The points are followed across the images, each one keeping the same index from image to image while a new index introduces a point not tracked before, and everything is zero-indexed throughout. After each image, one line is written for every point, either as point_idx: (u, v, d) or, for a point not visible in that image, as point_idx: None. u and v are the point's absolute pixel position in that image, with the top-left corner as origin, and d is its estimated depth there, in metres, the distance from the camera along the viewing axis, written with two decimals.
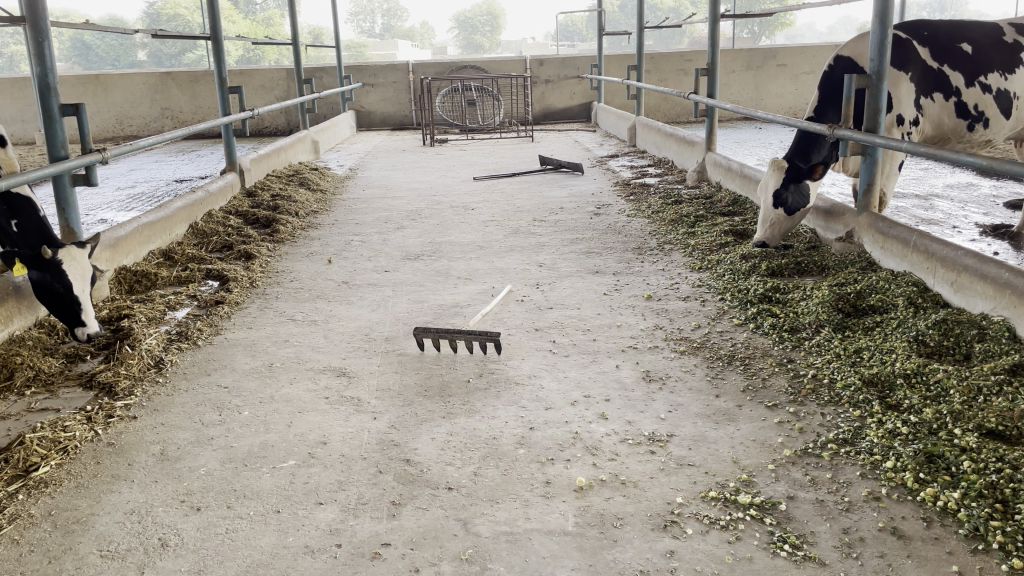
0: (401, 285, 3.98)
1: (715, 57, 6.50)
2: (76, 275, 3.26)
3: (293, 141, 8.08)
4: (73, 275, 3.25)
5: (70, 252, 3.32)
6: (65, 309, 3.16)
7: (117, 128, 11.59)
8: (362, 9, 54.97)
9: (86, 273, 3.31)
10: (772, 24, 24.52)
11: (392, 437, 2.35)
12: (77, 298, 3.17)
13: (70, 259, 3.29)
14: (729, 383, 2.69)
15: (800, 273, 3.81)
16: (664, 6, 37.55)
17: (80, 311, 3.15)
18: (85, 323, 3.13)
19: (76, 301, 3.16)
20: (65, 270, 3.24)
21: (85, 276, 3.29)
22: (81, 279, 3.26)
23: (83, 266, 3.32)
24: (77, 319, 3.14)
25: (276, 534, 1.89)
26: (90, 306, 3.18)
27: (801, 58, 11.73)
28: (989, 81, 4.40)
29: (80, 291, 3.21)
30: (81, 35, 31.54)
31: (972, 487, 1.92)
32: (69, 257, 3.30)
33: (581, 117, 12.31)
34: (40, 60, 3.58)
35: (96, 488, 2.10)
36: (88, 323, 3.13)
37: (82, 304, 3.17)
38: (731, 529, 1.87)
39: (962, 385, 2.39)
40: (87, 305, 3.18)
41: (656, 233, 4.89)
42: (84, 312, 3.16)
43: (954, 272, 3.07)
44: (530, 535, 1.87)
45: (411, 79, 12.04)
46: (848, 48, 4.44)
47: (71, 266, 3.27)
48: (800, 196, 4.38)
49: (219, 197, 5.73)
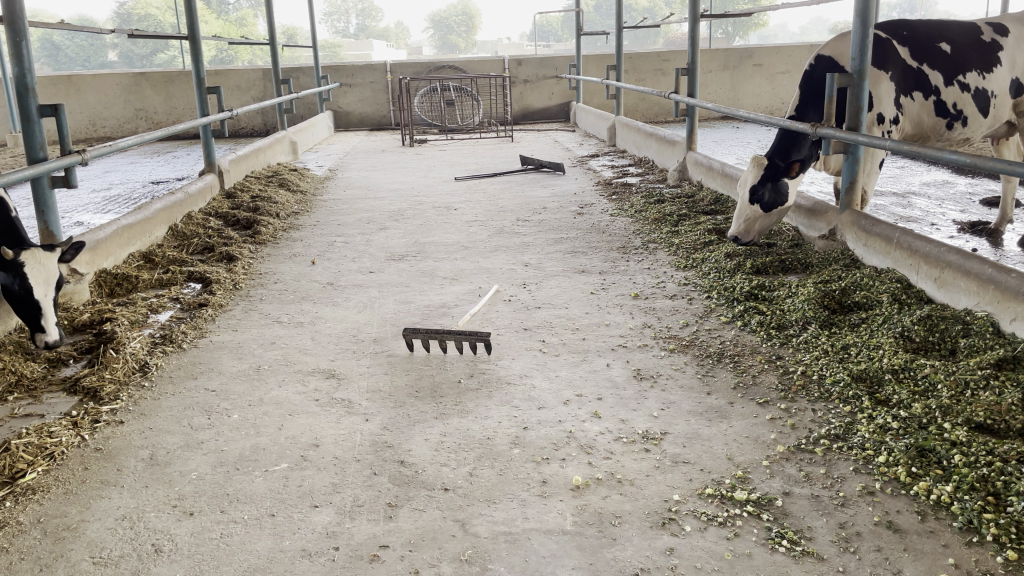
0: (387, 286, 3.95)
1: (696, 57, 6.52)
2: (38, 280, 3.15)
3: (272, 142, 8.01)
4: (35, 280, 3.14)
5: (36, 256, 3.21)
6: (27, 314, 3.08)
7: (90, 130, 11.41)
8: (336, 10, 54.77)
9: (51, 278, 3.20)
10: (745, 25, 24.70)
11: (385, 439, 2.33)
12: (38, 302, 3.08)
13: (34, 262, 3.18)
14: (720, 380, 2.70)
15: (784, 271, 3.84)
16: (639, 6, 37.81)
17: (40, 315, 3.07)
18: (45, 329, 3.04)
19: (36, 305, 3.08)
20: (27, 273, 3.14)
21: (49, 281, 3.17)
22: (44, 284, 3.15)
23: (48, 270, 3.21)
24: (37, 325, 3.05)
25: (272, 538, 1.86)
26: (52, 313, 3.10)
27: (777, 57, 11.83)
28: (967, 80, 4.46)
29: (42, 296, 3.11)
30: (50, 35, 31.05)
31: (963, 480, 1.94)
32: (33, 261, 3.18)
33: (559, 117, 12.33)
34: (19, 61, 3.51)
35: (86, 494, 2.06)
36: (49, 330, 3.04)
37: (43, 309, 3.08)
38: (728, 526, 1.88)
39: (950, 379, 2.43)
40: (48, 311, 3.09)
41: (640, 232, 4.91)
42: (45, 316, 3.07)
43: (937, 268, 3.11)
44: (530, 535, 1.86)
45: (389, 79, 11.98)
46: (828, 48, 4.48)
47: (33, 270, 3.16)
48: (778, 194, 4.42)
49: (199, 199, 5.66)
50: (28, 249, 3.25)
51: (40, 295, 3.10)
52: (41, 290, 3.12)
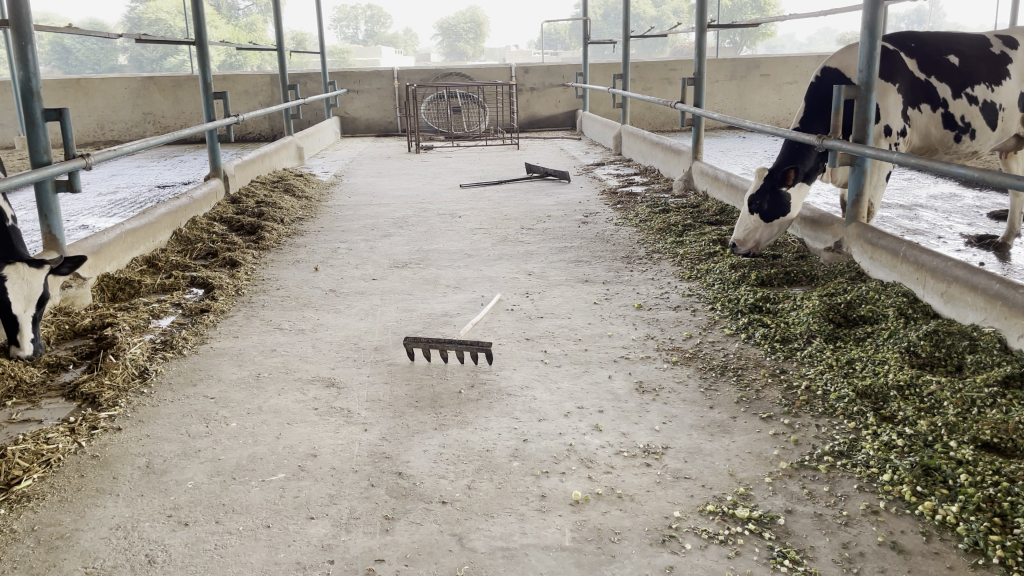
0: (390, 293, 3.94)
1: (702, 67, 6.49)
2: (18, 295, 3.09)
3: (278, 147, 8.01)
4: (16, 296, 3.08)
5: (19, 270, 3.15)
6: (6, 328, 3.03)
7: (99, 132, 11.46)
8: (346, 16, 55.10)
9: (33, 294, 3.14)
10: (753, 36, 24.73)
11: (384, 450, 2.31)
12: (16, 318, 3.03)
13: (15, 276, 3.13)
14: (723, 394, 2.67)
15: (788, 283, 3.82)
16: (647, 15, 37.87)
17: (17, 331, 3.01)
18: (20, 344, 2.99)
19: (14, 320, 3.03)
20: (8, 288, 3.08)
21: (30, 297, 3.11)
22: (24, 300, 3.09)
23: (31, 286, 3.15)
24: (13, 341, 3.00)
25: (266, 550, 1.84)
26: (30, 329, 3.04)
27: (784, 67, 11.82)
28: (975, 93, 4.44)
29: (21, 312, 3.05)
30: (61, 39, 31.23)
31: (969, 500, 1.91)
32: (15, 274, 3.13)
33: (566, 125, 12.33)
34: (24, 64, 3.51)
35: (80, 502, 2.04)
36: (24, 346, 2.99)
37: (20, 325, 3.03)
38: (729, 544, 1.85)
39: (956, 397, 2.39)
40: (25, 327, 3.04)
41: (644, 241, 4.88)
42: (21, 332, 3.01)
43: (944, 283, 3.08)
44: (527, 551, 1.84)
45: (396, 86, 12.01)
46: (835, 59, 4.46)
47: (13, 284, 3.10)
48: (777, 204, 4.42)
49: (204, 204, 5.66)
50: (12, 261, 3.19)
51: (19, 310, 3.04)
52: (20, 305, 3.06)
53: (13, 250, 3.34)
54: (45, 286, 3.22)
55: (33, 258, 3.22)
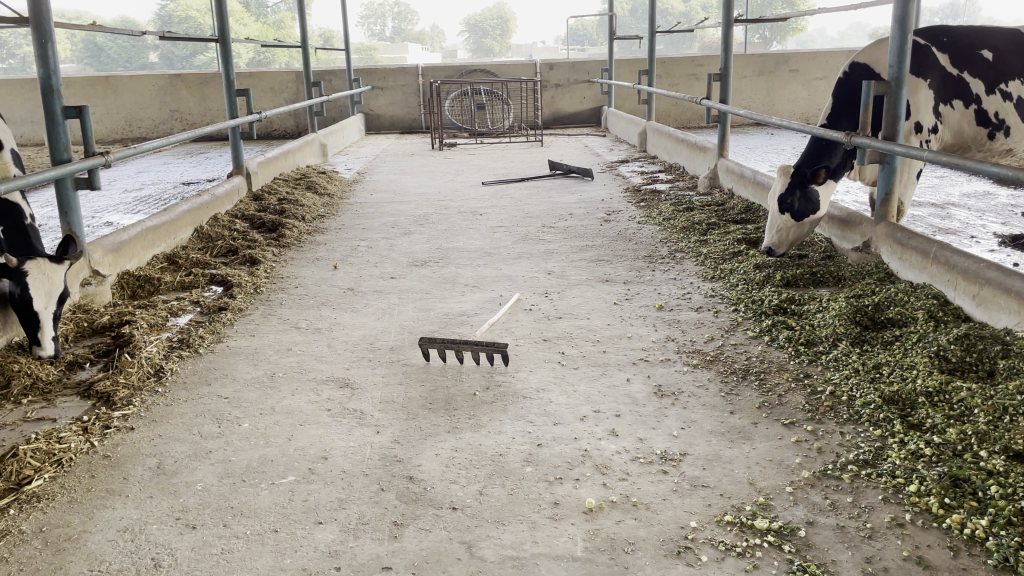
0: (408, 292, 3.90)
1: (728, 62, 6.37)
2: (39, 292, 3.09)
3: (301, 144, 8.03)
4: (36, 292, 3.08)
5: (40, 267, 3.16)
6: (24, 324, 3.04)
7: (127, 130, 11.59)
8: (373, 13, 55.48)
9: (53, 291, 3.14)
10: (783, 30, 24.40)
11: (395, 453, 2.27)
12: (35, 315, 3.03)
13: (37, 272, 3.13)
14: (744, 399, 2.60)
15: (815, 284, 3.72)
16: (675, 11, 37.46)
17: (37, 328, 3.02)
18: (39, 342, 2.99)
19: (34, 317, 3.03)
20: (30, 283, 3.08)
21: (50, 294, 3.12)
22: (44, 297, 3.10)
23: (51, 283, 3.16)
24: (32, 338, 3.00)
25: (273, 555, 1.82)
26: (50, 326, 3.05)
27: (814, 64, 11.64)
28: (1010, 88, 4.26)
29: (41, 309, 3.05)
30: (93, 37, 31.76)
31: (1000, 513, 1.83)
32: (37, 271, 3.13)
33: (591, 122, 12.25)
34: (44, 62, 3.52)
35: (90, 503, 2.03)
36: (43, 344, 2.99)
37: (39, 323, 3.03)
38: (747, 557, 1.79)
39: (987, 404, 2.30)
40: (44, 325, 3.04)
41: (667, 241, 4.80)
42: (40, 330, 3.02)
43: (976, 285, 2.99)
44: (537, 561, 1.79)
45: (421, 82, 12.00)
46: (864, 54, 4.33)
47: (35, 282, 3.11)
48: (808, 201, 4.36)
49: (226, 201, 5.69)
50: (33, 258, 3.20)
51: (39, 307, 3.05)
52: (40, 303, 3.06)
53: (32, 249, 3.35)
54: (63, 283, 3.23)
55: (53, 256, 3.23)
